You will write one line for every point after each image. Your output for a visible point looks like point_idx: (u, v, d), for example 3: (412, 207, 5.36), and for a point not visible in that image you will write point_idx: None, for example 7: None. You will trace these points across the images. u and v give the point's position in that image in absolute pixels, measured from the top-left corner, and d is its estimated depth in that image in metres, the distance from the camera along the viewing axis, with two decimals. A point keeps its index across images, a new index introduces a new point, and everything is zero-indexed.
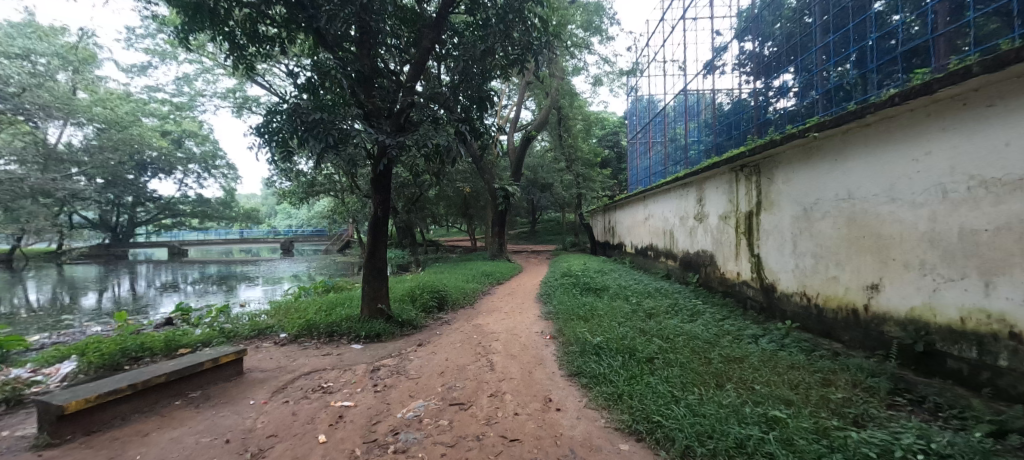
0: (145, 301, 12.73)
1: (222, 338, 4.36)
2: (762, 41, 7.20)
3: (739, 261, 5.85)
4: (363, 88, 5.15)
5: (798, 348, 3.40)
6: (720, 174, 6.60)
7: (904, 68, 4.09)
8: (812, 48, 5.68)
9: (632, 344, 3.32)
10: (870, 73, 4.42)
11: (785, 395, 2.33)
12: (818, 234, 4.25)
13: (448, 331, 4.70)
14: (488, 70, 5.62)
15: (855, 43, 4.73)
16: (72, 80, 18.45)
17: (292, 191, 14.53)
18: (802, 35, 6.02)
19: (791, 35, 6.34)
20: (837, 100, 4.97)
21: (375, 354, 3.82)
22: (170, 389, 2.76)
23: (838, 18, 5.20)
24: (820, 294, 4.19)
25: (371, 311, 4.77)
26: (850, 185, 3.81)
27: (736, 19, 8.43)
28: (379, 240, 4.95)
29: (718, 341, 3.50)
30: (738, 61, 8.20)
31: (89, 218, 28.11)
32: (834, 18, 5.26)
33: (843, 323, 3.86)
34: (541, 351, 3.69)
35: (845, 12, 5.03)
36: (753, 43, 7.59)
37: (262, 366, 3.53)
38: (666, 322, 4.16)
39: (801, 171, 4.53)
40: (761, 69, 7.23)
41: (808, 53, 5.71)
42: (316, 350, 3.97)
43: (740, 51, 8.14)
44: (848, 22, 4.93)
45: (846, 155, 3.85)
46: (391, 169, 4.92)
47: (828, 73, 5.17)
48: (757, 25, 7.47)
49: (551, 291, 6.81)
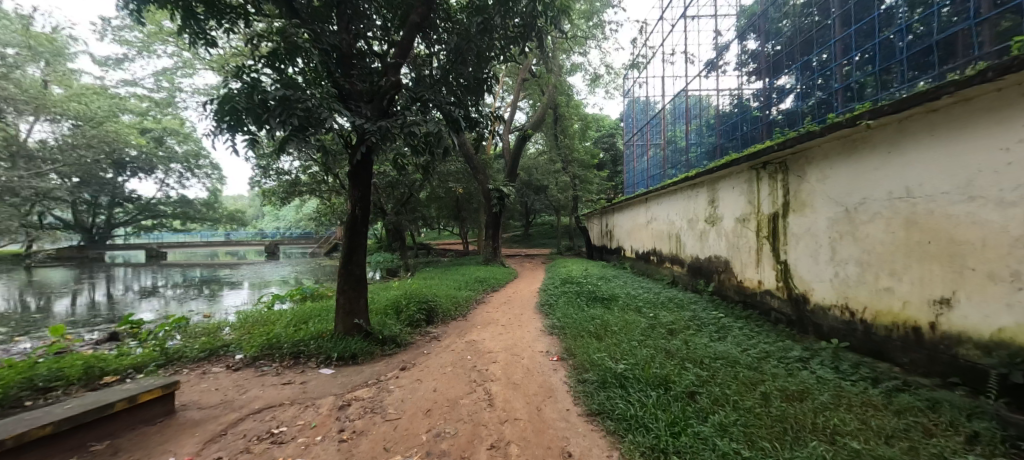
0: (116, 307, 11.95)
1: (162, 361, 3.59)
2: (770, 37, 6.82)
3: (762, 269, 5.32)
4: (341, 69, 4.40)
5: (860, 378, 2.79)
6: (737, 173, 6.05)
7: (938, 58, 3.68)
8: (829, 42, 5.27)
9: (664, 372, 2.70)
10: (898, 65, 4.00)
11: (887, 455, 1.73)
12: (864, 238, 3.69)
13: (438, 350, 4.03)
14: (484, 56, 5.00)
15: (882, 32, 4.30)
16: (44, 72, 17.54)
17: (273, 191, 13.78)
18: (814, 29, 5.64)
19: (802, 30, 5.95)
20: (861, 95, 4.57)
21: (347, 382, 3.14)
22: (62, 442, 2.02)
23: (858, 10, 4.79)
24: (868, 308, 3.63)
25: (346, 327, 4.06)
26: (910, 182, 3.24)
27: (740, 18, 8.11)
28: (357, 243, 4.15)
29: (763, 368, 2.89)
30: (742, 61, 7.81)
31: (63, 219, 26.98)
32: (853, 8, 4.85)
33: (899, 343, 3.32)
34: (550, 379, 3.05)
35: (866, 3, 4.63)
36: (759, 41, 7.22)
37: (202, 400, 2.80)
38: (694, 341, 3.54)
39: (841, 168, 3.98)
40: (768, 70, 6.86)
41: (826, 46, 5.27)
42: (277, 377, 3.24)
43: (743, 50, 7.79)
44: (873, 11, 4.48)
45: (901, 147, 3.32)
46: (372, 160, 4.19)
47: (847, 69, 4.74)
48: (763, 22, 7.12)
49: (553, 301, 6.15)
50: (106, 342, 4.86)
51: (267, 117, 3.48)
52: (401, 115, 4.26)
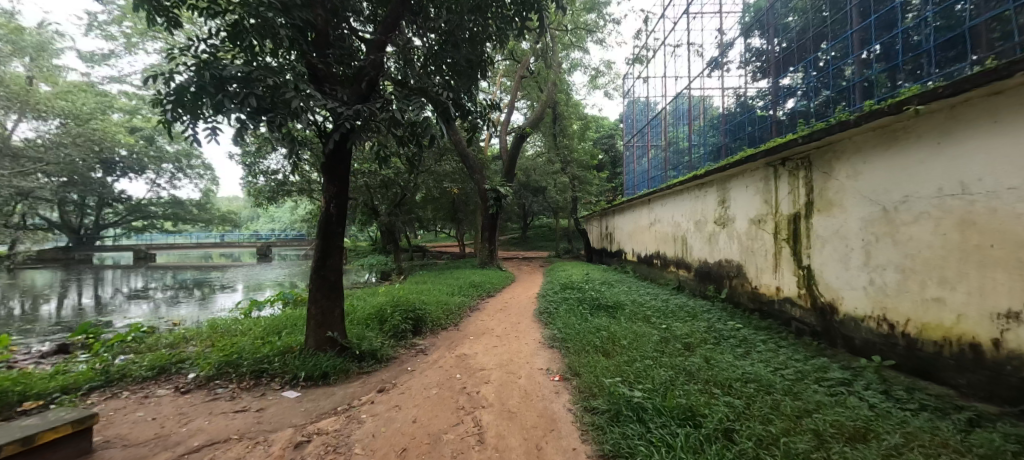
0: (93, 311, 11.41)
1: (100, 382, 3.09)
2: (776, 34, 6.48)
3: (780, 274, 4.90)
4: (315, 49, 3.91)
5: (920, 409, 2.33)
6: (751, 171, 5.63)
7: (971, 49, 3.32)
8: (845, 33, 4.89)
9: (689, 401, 2.24)
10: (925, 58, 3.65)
11: None
12: (907, 241, 3.25)
13: (423, 367, 3.57)
14: (478, 44, 4.53)
15: (904, 22, 3.94)
16: (30, 69, 16.95)
17: (262, 190, 13.26)
18: (827, 23, 5.27)
19: (810, 25, 5.62)
20: (883, 90, 4.20)
21: (312, 408, 2.66)
22: None
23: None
24: (912, 320, 3.18)
25: (318, 341, 3.58)
26: (968, 176, 2.77)
27: (743, 14, 7.75)
28: (332, 245, 3.67)
29: (802, 394, 2.44)
30: (745, 59, 7.45)
31: (51, 219, 26.36)
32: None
33: (952, 362, 2.88)
34: (552, 405, 2.58)
35: None
36: (765, 38, 6.86)
37: (132, 435, 2.31)
38: (715, 359, 3.09)
39: (878, 162, 3.54)
40: (774, 68, 6.50)
41: (842, 37, 4.88)
42: (231, 403, 2.76)
43: (748, 48, 7.42)
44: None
45: (954, 137, 2.89)
46: (351, 150, 3.70)
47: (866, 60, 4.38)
48: (768, 18, 6.77)
49: (553, 309, 5.69)
50: (54, 355, 4.37)
51: (219, 97, 2.93)
52: (381, 99, 3.77)
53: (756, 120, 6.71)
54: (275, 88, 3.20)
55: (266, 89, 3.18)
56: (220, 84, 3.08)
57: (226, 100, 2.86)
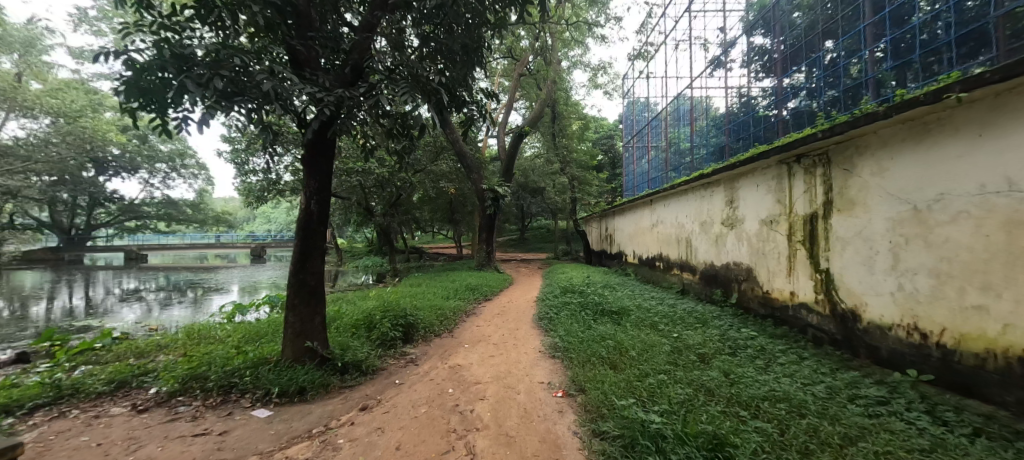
0: (76, 313, 11.01)
1: (46, 398, 2.76)
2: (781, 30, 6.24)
3: (795, 278, 4.62)
4: (296, 31, 3.60)
5: (975, 436, 2.03)
6: (763, 170, 5.36)
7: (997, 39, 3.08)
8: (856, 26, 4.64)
9: (713, 426, 1.94)
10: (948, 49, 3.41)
11: None
12: (942, 242, 2.96)
13: (413, 379, 3.27)
14: (475, 32, 4.23)
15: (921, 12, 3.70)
16: (18, 65, 16.52)
17: (253, 189, 12.91)
18: (835, 16, 5.03)
19: (816, 20, 5.38)
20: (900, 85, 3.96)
21: (281, 430, 2.36)
22: None
23: None
24: (948, 329, 2.89)
25: (296, 352, 3.27)
26: (1013, 170, 2.49)
27: (745, 11, 7.53)
28: (314, 246, 3.36)
29: (840, 416, 2.14)
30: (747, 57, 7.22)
31: (41, 219, 25.89)
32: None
33: (997, 377, 2.58)
34: (556, 428, 2.28)
35: None
36: (768, 34, 6.62)
37: None
38: (735, 372, 2.80)
39: (908, 157, 3.26)
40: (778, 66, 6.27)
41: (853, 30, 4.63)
42: (191, 424, 2.45)
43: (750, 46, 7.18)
44: None
45: (997, 128, 2.60)
46: (336, 140, 3.39)
47: (880, 53, 4.13)
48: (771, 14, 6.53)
49: (553, 314, 5.39)
50: (11, 365, 4.05)
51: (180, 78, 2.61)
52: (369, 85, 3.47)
53: (760, 119, 6.46)
54: (246, 73, 2.88)
55: (236, 72, 2.87)
56: (186, 68, 2.77)
57: (189, 82, 2.54)
